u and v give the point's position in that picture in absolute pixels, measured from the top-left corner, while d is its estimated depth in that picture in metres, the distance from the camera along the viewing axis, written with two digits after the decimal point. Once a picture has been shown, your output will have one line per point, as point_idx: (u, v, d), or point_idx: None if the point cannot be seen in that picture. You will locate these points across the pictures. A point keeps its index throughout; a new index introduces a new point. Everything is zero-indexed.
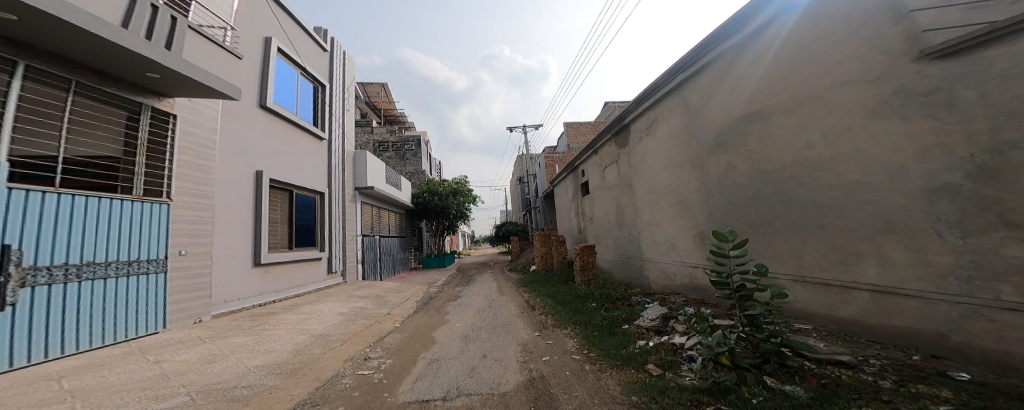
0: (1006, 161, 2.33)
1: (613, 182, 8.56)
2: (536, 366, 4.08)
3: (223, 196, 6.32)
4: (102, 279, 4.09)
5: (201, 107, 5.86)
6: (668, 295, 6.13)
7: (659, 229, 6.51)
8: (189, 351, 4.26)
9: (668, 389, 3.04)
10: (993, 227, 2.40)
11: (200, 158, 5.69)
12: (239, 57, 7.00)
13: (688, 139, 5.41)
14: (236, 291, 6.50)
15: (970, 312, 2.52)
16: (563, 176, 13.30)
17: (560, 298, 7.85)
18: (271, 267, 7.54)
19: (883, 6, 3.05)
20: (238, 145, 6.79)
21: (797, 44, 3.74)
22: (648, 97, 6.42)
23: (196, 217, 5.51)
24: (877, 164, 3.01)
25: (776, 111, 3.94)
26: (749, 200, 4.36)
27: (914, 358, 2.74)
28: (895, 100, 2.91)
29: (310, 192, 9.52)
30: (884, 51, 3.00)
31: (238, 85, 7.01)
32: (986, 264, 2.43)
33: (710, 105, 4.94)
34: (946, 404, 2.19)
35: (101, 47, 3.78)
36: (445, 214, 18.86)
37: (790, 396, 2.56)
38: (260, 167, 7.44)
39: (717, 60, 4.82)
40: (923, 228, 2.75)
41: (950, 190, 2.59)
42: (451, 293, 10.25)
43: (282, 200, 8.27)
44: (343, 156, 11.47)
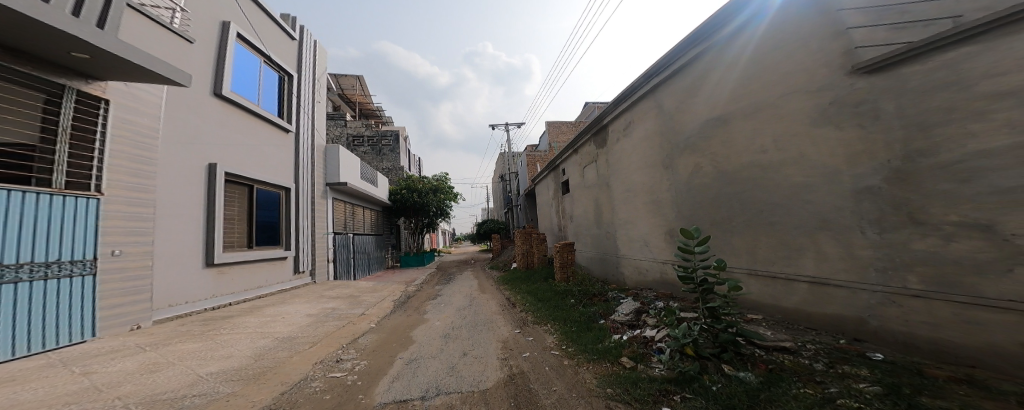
0: (916, 166, 2.65)
1: (592, 182, 8.80)
2: (516, 362, 4.16)
3: (167, 191, 5.81)
4: (12, 284, 3.66)
5: (141, 93, 5.36)
6: (640, 290, 6.41)
7: (634, 226, 6.80)
8: (127, 360, 3.93)
9: (639, 381, 3.20)
10: (903, 224, 2.74)
11: (139, 148, 5.22)
12: (189, 41, 6.46)
13: (662, 140, 5.69)
14: (183, 294, 6.03)
15: (885, 299, 2.87)
16: (543, 173, 13.38)
17: (540, 295, 7.99)
18: (227, 268, 7.06)
19: (825, 23, 3.34)
20: (187, 136, 6.29)
21: (756, 55, 4.03)
22: (625, 99, 6.66)
23: (134, 214, 5.06)
24: (818, 167, 3.33)
25: (738, 116, 4.23)
26: (711, 199, 4.68)
27: (841, 341, 3.09)
28: (832, 110, 3.22)
29: (274, 188, 9.01)
30: (825, 65, 3.30)
31: (187, 69, 6.46)
32: (898, 257, 2.77)
33: (682, 108, 5.20)
34: (865, 381, 2.50)
35: (19, 22, 3.37)
36: (424, 211, 18.37)
37: (742, 383, 2.78)
38: (214, 160, 6.90)
39: (687, 66, 5.10)
40: (852, 225, 3.08)
41: (872, 191, 2.93)
42: (431, 292, 10.10)
43: (240, 195, 7.73)
44: (312, 152, 10.91)
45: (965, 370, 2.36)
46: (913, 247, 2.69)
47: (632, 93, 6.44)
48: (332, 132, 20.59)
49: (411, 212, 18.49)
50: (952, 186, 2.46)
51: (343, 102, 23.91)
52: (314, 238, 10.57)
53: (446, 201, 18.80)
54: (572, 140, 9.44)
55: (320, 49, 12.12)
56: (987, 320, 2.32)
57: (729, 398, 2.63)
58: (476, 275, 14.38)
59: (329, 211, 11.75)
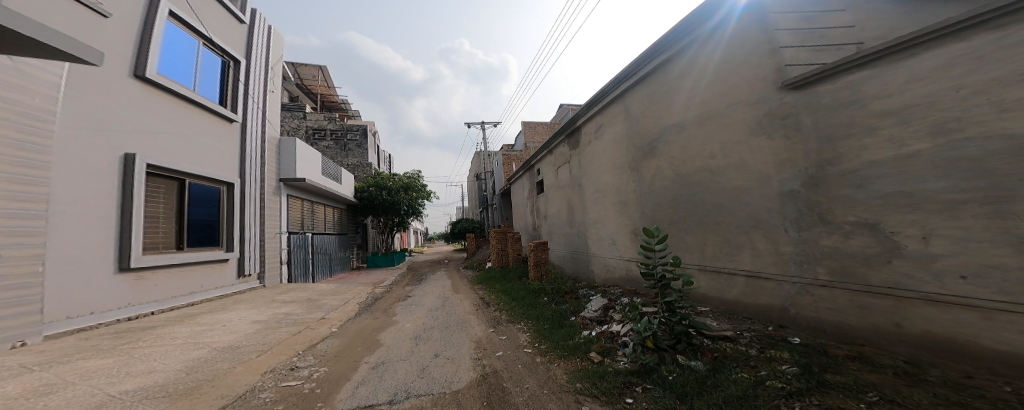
0: (825, 173, 2.97)
1: (565, 182, 8.88)
2: (489, 361, 4.06)
3: (64, 183, 4.93)
4: None
5: (31, 69, 4.53)
6: (608, 287, 6.65)
7: (603, 226, 6.97)
8: (6, 384, 3.29)
9: (605, 374, 3.23)
10: (815, 224, 3.07)
11: (25, 132, 4.39)
12: (104, 15, 5.60)
13: (627, 144, 5.87)
14: (87, 304, 5.17)
15: (802, 290, 3.21)
16: (520, 172, 13.20)
17: (514, 293, 7.93)
18: (147, 273, 6.11)
19: (763, 40, 3.60)
20: (94, 122, 5.38)
21: (705, 65, 4.24)
22: (596, 102, 6.81)
23: (16, 211, 4.24)
24: (754, 172, 3.62)
25: (692, 122, 4.44)
26: (668, 200, 4.92)
27: (770, 328, 3.41)
28: (766, 121, 3.49)
29: (215, 183, 7.99)
30: (762, 79, 3.57)
31: (99, 46, 5.57)
32: (812, 253, 3.11)
33: (645, 114, 5.39)
34: (786, 363, 2.77)
35: None
36: (393, 210, 17.14)
37: (692, 371, 2.93)
38: (130, 150, 5.93)
39: (647, 74, 5.28)
40: (779, 224, 3.40)
41: (793, 195, 3.25)
42: (400, 293, 9.62)
43: (163, 192, 6.59)
44: (262, 144, 9.83)
45: (858, 348, 2.72)
46: (822, 244, 3.03)
47: (600, 97, 6.59)
48: (288, 123, 18.47)
49: (380, 211, 17.21)
50: (850, 191, 2.80)
51: (303, 92, 21.75)
52: (265, 237, 9.58)
53: (417, 200, 17.68)
54: (546, 140, 9.48)
55: (276, 34, 11.07)
56: (875, 305, 2.68)
57: (683, 387, 2.73)
58: (449, 274, 13.95)
59: (283, 208, 10.70)
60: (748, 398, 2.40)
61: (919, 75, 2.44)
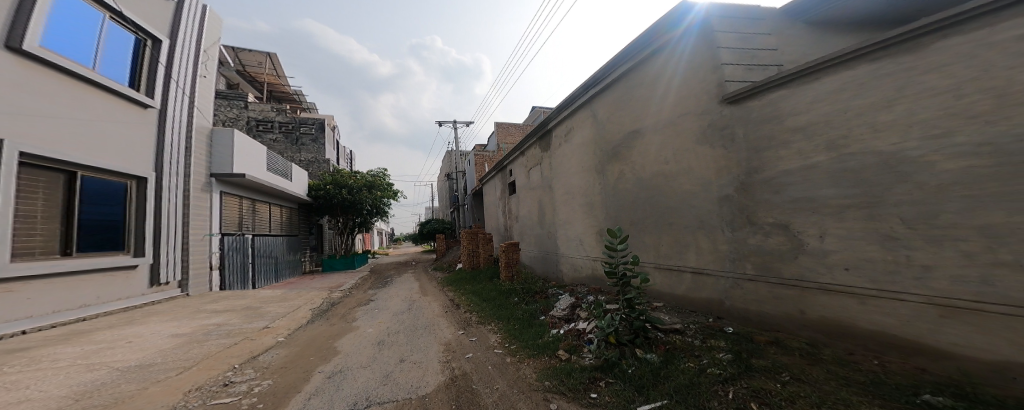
0: (754, 179, 3.14)
1: (534, 181, 8.49)
2: (459, 364, 3.67)
3: None
4: None
5: None
6: (576, 285, 6.44)
7: (572, 226, 6.72)
8: None
9: (573, 370, 3.15)
10: (745, 224, 3.25)
11: None
12: None
13: (592, 150, 5.84)
14: None
15: (735, 284, 3.41)
16: (495, 172, 12.08)
17: (486, 294, 7.08)
18: (19, 285, 4.90)
19: (705, 55, 3.61)
20: None
21: (660, 77, 4.26)
22: (566, 107, 6.74)
23: None
24: (696, 176, 3.74)
25: (651, 130, 4.40)
26: (626, 204, 4.98)
27: (710, 319, 3.59)
28: (707, 131, 3.59)
29: (121, 179, 6.48)
30: (704, 93, 3.61)
31: None
32: (743, 251, 3.29)
33: (608, 122, 5.37)
34: (722, 350, 2.94)
35: None
36: (353, 212, 14.44)
37: (647, 364, 2.94)
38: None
39: (610, 81, 5.22)
40: (716, 224, 3.56)
41: (728, 198, 3.41)
42: (363, 297, 7.86)
43: (45, 187, 5.33)
44: (187, 129, 8.00)
45: (777, 335, 2.95)
46: (750, 242, 3.22)
47: (569, 102, 6.47)
48: (221, 114, 15.24)
49: (337, 212, 14.50)
50: (769, 196, 3.02)
51: (245, 81, 18.49)
52: (189, 240, 7.91)
53: (382, 199, 15.17)
54: (518, 142, 9.14)
55: (212, 13, 9.45)
56: (788, 295, 2.94)
57: (641, 381, 2.75)
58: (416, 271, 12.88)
59: (215, 206, 8.94)
60: (695, 386, 2.50)
61: (826, 96, 2.64)
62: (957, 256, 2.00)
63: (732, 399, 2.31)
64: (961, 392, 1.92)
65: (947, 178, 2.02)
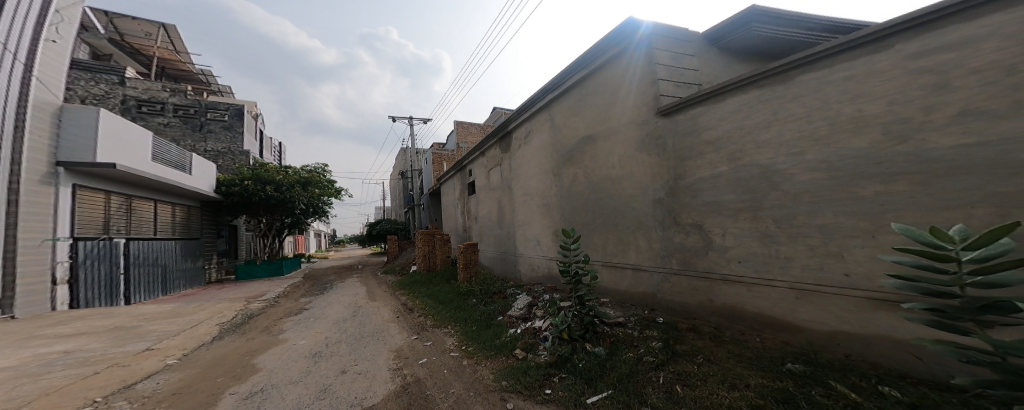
0: (683, 183, 3.01)
1: (482, 178, 7.52)
2: (413, 370, 3.11)
3: None
4: None
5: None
6: (532, 285, 5.48)
7: (528, 227, 5.66)
8: None
9: (529, 368, 2.79)
10: (674, 224, 3.14)
11: None
12: None
13: (536, 163, 5.41)
14: None
15: (665, 279, 3.28)
16: (449, 172, 9.99)
17: (441, 296, 5.84)
18: None
19: (643, 69, 3.41)
20: None
21: (601, 89, 3.99)
22: (505, 127, 6.27)
23: None
24: (633, 177, 3.56)
25: (597, 139, 4.06)
26: (566, 213, 4.68)
27: (646, 312, 3.37)
28: (644, 141, 3.41)
29: None
30: (642, 106, 3.42)
31: None
32: (672, 252, 3.18)
33: (551, 136, 4.99)
34: (655, 339, 2.79)
35: None
36: (285, 211, 11.67)
37: (595, 356, 2.70)
38: None
39: (557, 93, 4.77)
40: (649, 224, 3.40)
41: (660, 202, 3.27)
42: (294, 306, 6.62)
43: None
44: (12, 99, 5.32)
45: (698, 324, 2.90)
46: (678, 241, 3.12)
47: (516, 114, 5.85)
48: (78, 90, 10.51)
49: (261, 212, 11.47)
50: (693, 201, 2.94)
51: (127, 55, 13.53)
52: (12, 248, 5.16)
53: (321, 196, 12.58)
54: (468, 152, 8.08)
55: None
56: (697, 285, 2.97)
57: (592, 377, 2.49)
58: (361, 276, 11.33)
59: (70, 205, 6.06)
60: (634, 375, 2.37)
61: (735, 112, 2.62)
62: (824, 259, 2.14)
63: (661, 384, 2.25)
64: (808, 358, 2.11)
65: (807, 187, 2.20)
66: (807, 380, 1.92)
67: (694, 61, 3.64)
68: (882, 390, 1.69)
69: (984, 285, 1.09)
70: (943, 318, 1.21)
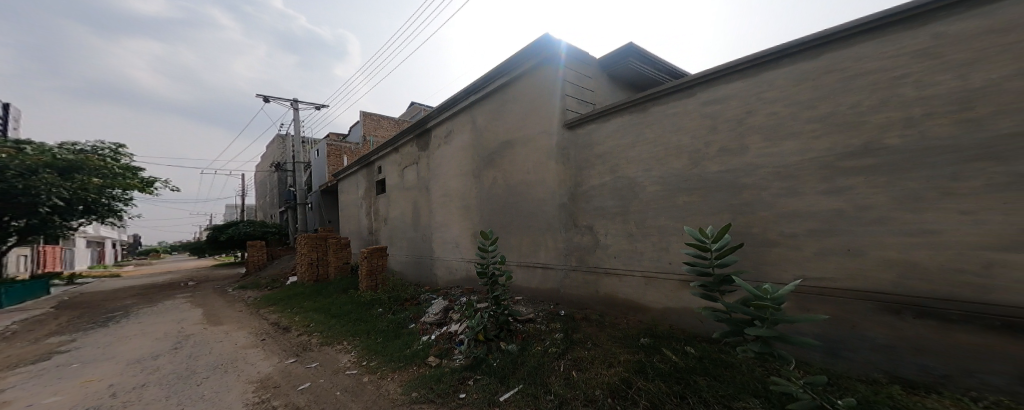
0: (584, 189, 3.26)
1: (395, 178, 7.01)
2: (287, 400, 2.58)
3: None
4: None
5: None
6: (448, 288, 5.14)
7: (446, 229, 5.38)
8: None
9: (443, 374, 2.58)
10: (574, 226, 3.37)
11: None
12: None
13: (451, 164, 5.23)
14: None
15: (567, 276, 3.45)
16: (353, 168, 8.95)
17: (334, 308, 5.17)
18: None
19: (553, 85, 3.62)
20: None
21: (516, 99, 4.08)
22: (423, 124, 5.92)
23: None
24: (541, 181, 3.68)
25: (511, 145, 4.10)
26: (479, 216, 4.62)
27: (552, 307, 3.43)
28: (553, 149, 3.58)
29: None
30: (549, 117, 3.61)
31: None
32: (573, 252, 3.39)
33: (468, 139, 4.88)
34: (558, 332, 2.82)
35: None
36: (11, 211, 7.13)
37: (508, 354, 2.60)
38: None
39: (476, 95, 4.68)
40: (553, 226, 3.56)
41: (565, 206, 3.45)
42: (66, 343, 4.52)
43: None
44: None
45: (589, 313, 3.11)
46: (578, 241, 3.34)
47: (436, 113, 5.54)
48: None
49: None
50: (593, 204, 3.19)
51: None
52: None
53: (104, 188, 8.24)
54: (380, 145, 7.34)
55: None
56: (588, 279, 3.25)
57: (504, 373, 2.39)
58: (199, 293, 8.54)
59: None
60: (541, 368, 2.34)
61: (615, 132, 3.01)
62: (663, 253, 2.65)
63: (562, 372, 2.27)
64: (654, 332, 2.52)
65: (656, 196, 2.69)
66: (652, 349, 2.27)
67: (591, 82, 4.06)
68: (686, 350, 2.15)
69: (723, 265, 1.69)
70: (705, 292, 1.80)
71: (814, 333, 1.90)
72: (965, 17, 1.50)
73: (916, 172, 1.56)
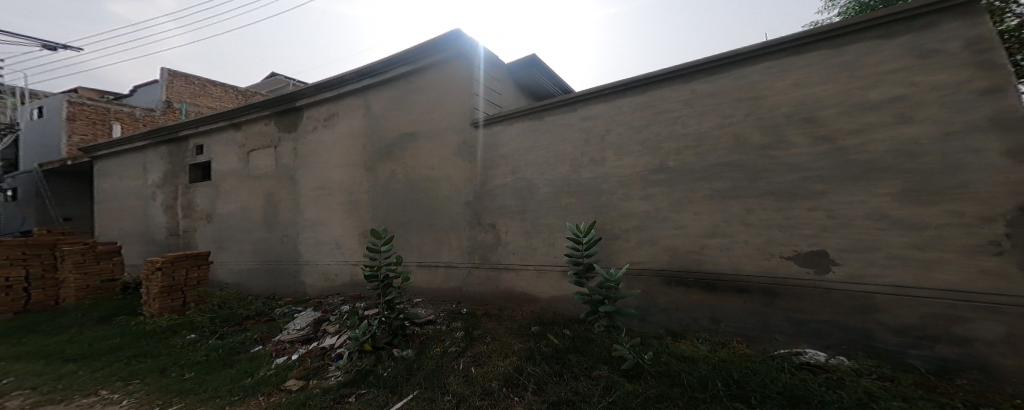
0: (489, 189, 3.35)
1: (235, 162, 5.36)
2: None
3: None
4: None
5: None
6: (323, 298, 4.37)
7: (324, 228, 4.59)
8: None
9: (310, 398, 2.12)
10: (477, 224, 3.42)
11: None
12: None
13: (338, 152, 4.52)
14: None
15: (469, 273, 3.45)
16: (140, 143, 6.24)
17: (76, 349, 3.25)
18: None
19: (465, 83, 3.60)
20: None
21: (424, 91, 3.88)
22: (295, 100, 4.86)
23: None
24: (448, 180, 3.59)
25: (416, 138, 3.88)
26: (373, 212, 4.17)
27: (453, 305, 3.38)
28: (461, 147, 3.55)
29: None
30: (458, 114, 3.58)
31: None
32: (476, 249, 3.42)
33: (363, 127, 4.34)
34: (460, 330, 2.80)
35: None
36: None
37: (402, 360, 2.42)
38: None
39: (376, 79, 4.21)
40: (458, 224, 3.53)
41: (469, 205, 3.47)
42: None
43: None
44: None
45: (490, 308, 3.19)
46: (481, 239, 3.40)
47: (320, 91, 4.67)
48: None
49: None
50: (499, 202, 3.28)
51: None
52: None
53: None
54: (213, 114, 5.47)
55: None
56: (490, 275, 3.33)
57: (395, 383, 2.17)
58: None
59: None
60: (440, 369, 2.23)
61: (516, 136, 3.20)
62: (550, 248, 2.95)
63: (461, 370, 2.23)
64: (543, 320, 2.76)
65: (547, 197, 2.96)
66: (540, 335, 2.49)
67: (500, 85, 4.18)
68: (565, 332, 2.44)
69: (589, 255, 2.05)
70: (575, 278, 2.16)
71: (662, 308, 2.36)
72: (757, 74, 2.13)
73: (728, 184, 2.16)
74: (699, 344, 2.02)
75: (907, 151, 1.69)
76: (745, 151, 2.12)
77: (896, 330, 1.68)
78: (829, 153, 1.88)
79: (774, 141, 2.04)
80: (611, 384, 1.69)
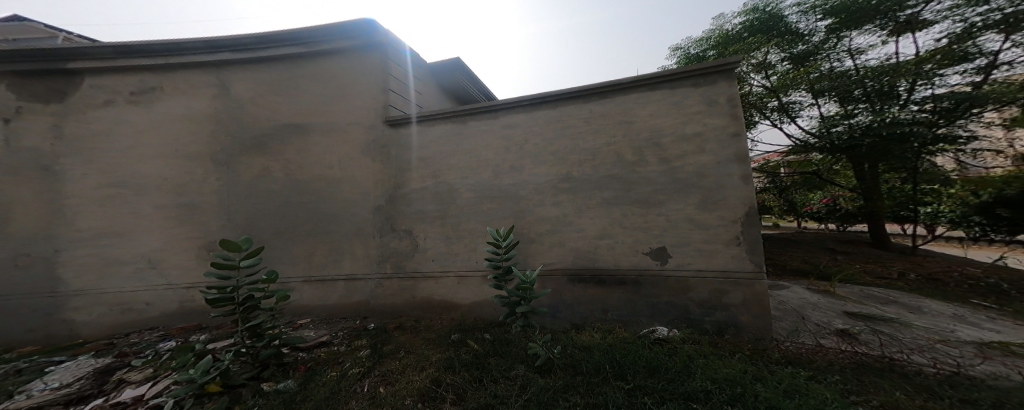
0: (403, 193, 3.11)
1: None
2: None
3: None
4: None
5: None
6: (112, 339, 2.68)
7: (125, 242, 2.84)
8: None
9: None
10: (388, 230, 3.12)
11: None
12: None
13: (155, 145, 2.96)
14: None
15: (377, 284, 3.11)
16: None
17: None
18: None
19: (377, 78, 3.21)
20: None
21: (321, 81, 3.21)
22: (41, 64, 2.87)
23: None
24: (354, 183, 3.11)
25: (308, 133, 3.13)
26: (229, 219, 2.97)
27: (356, 322, 2.94)
28: (372, 147, 3.14)
29: None
30: (367, 109, 3.16)
31: None
32: (386, 256, 3.12)
33: (209, 117, 3.05)
34: (367, 349, 2.41)
35: None
36: None
37: (277, 395, 1.82)
38: None
39: (244, 56, 3.10)
40: (364, 231, 3.10)
41: (379, 210, 3.12)
42: None
43: None
44: None
45: (404, 320, 2.95)
46: (391, 246, 3.12)
47: (122, 56, 2.96)
48: None
49: None
50: (417, 207, 3.08)
51: None
52: None
53: None
54: None
55: None
56: (405, 284, 3.09)
57: None
58: None
59: None
60: (336, 395, 1.85)
61: (436, 138, 3.10)
62: (472, 253, 2.94)
63: (366, 392, 1.93)
64: (463, 326, 2.74)
65: (469, 202, 2.95)
66: (461, 342, 2.45)
67: (420, 85, 3.94)
68: (484, 337, 2.46)
69: (507, 259, 2.13)
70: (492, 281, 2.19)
71: (569, 303, 2.59)
72: (637, 103, 2.55)
73: (621, 194, 2.53)
74: (597, 333, 2.28)
75: (702, 173, 2.36)
76: (632, 168, 2.52)
77: (703, 304, 2.31)
78: (667, 172, 2.45)
79: (636, 159, 2.52)
80: (526, 382, 1.78)
